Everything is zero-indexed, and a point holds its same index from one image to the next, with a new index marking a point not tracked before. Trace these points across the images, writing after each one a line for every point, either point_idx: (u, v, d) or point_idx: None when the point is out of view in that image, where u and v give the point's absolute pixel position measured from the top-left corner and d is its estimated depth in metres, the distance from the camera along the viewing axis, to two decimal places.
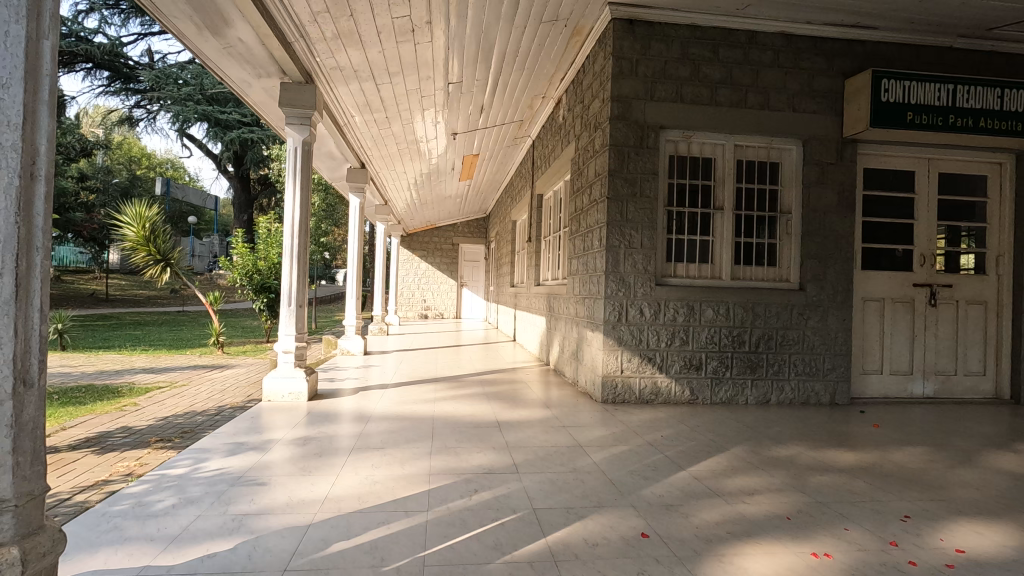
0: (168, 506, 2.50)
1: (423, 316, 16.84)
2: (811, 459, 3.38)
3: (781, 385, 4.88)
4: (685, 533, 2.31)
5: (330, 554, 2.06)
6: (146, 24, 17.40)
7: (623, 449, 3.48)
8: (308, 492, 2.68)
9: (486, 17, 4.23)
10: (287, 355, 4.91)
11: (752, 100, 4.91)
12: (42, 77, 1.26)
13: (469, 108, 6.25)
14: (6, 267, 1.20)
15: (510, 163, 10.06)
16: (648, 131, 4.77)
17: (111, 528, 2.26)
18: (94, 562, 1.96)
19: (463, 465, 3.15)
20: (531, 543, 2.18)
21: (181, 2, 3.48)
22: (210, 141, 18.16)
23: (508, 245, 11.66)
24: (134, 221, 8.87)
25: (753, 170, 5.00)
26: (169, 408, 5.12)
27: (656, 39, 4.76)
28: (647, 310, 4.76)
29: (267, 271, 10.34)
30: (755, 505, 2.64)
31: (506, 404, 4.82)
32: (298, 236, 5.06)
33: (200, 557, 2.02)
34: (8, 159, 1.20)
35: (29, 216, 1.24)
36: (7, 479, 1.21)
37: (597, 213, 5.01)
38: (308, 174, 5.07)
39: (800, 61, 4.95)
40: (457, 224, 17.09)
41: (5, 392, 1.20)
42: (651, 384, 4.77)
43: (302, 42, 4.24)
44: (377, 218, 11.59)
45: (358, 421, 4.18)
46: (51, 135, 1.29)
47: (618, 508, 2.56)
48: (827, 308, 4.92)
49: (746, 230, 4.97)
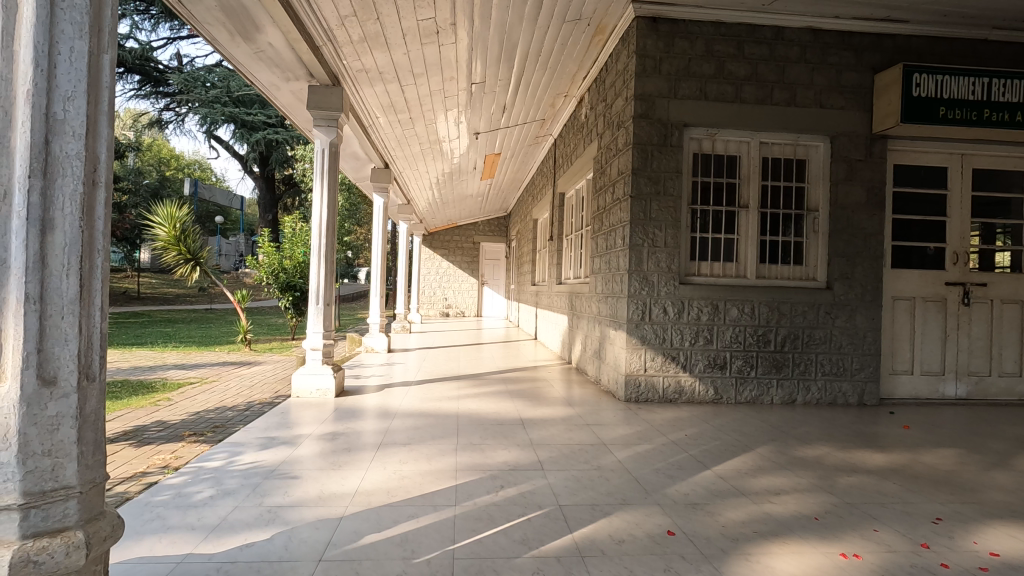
0: (206, 497, 2.59)
1: (444, 314, 17.00)
2: (840, 460, 3.35)
3: (808, 385, 4.83)
4: (711, 531, 2.33)
5: (362, 546, 2.12)
6: (175, 28, 17.80)
7: (646, 448, 3.49)
8: (339, 486, 2.76)
9: (509, 18, 4.26)
10: (315, 352, 5.02)
11: (778, 97, 4.85)
12: (101, 90, 1.35)
13: (492, 108, 6.32)
14: (72, 269, 1.27)
15: (531, 162, 10.14)
16: (672, 129, 4.75)
17: (154, 517, 2.35)
18: (140, 550, 2.05)
19: (489, 461, 3.20)
20: (558, 539, 2.21)
21: (215, 8, 3.59)
22: (237, 142, 18.52)
23: (530, 245, 11.69)
24: (165, 221, 9.11)
25: (779, 168, 4.95)
26: (201, 404, 5.27)
27: (680, 37, 4.74)
28: (671, 309, 4.75)
29: (292, 270, 10.50)
30: (781, 505, 2.63)
31: (529, 402, 4.84)
32: (325, 236, 5.17)
33: (239, 546, 2.10)
34: (73, 167, 1.27)
35: (90, 221, 1.33)
36: (72, 467, 1.28)
37: (620, 212, 5.01)
38: (335, 174, 5.17)
39: (828, 57, 4.87)
40: (477, 223, 17.17)
41: (70, 385, 1.28)
42: (674, 383, 4.76)
43: (329, 45, 4.31)
44: (399, 217, 11.72)
45: (383, 418, 4.26)
46: (109, 145, 1.37)
47: (644, 505, 2.58)
48: (855, 307, 4.84)
49: (772, 228, 4.92)
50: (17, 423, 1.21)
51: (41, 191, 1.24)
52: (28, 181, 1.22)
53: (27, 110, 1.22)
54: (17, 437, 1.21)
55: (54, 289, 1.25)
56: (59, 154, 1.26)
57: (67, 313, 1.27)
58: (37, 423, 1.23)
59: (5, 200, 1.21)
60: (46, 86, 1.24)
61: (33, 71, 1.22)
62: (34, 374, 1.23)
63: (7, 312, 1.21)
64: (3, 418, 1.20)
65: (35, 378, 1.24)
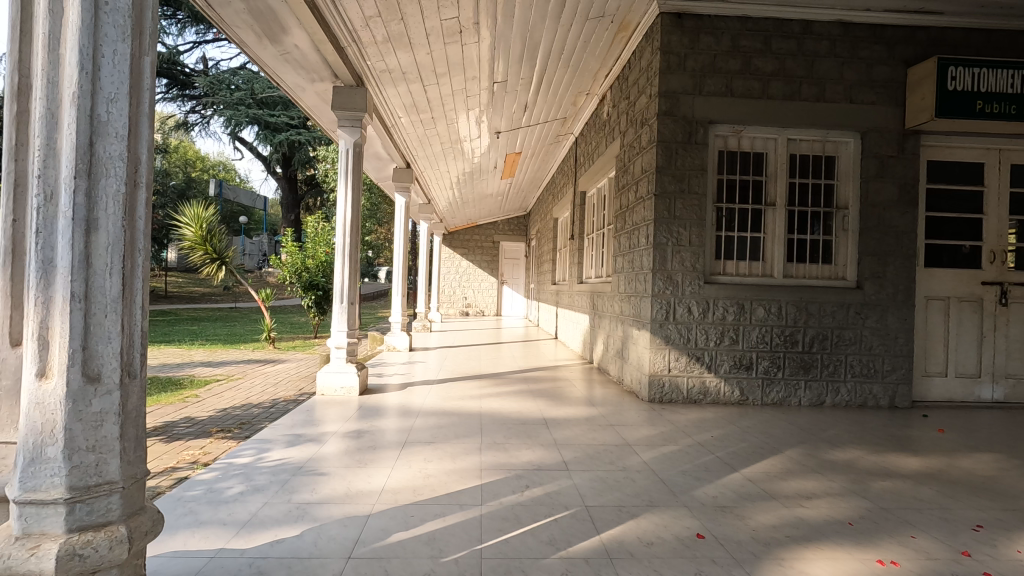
0: (237, 492, 2.63)
1: (464, 314, 17.05)
2: (872, 463, 3.27)
3: (837, 387, 4.72)
4: (742, 534, 2.28)
5: (391, 544, 2.13)
6: (201, 32, 18.14)
7: (672, 449, 3.45)
8: (365, 484, 2.77)
9: (532, 16, 4.25)
10: (339, 351, 5.07)
11: (806, 92, 4.75)
12: (142, 92, 1.37)
13: (513, 108, 6.33)
14: (114, 269, 1.29)
15: (552, 161, 10.11)
16: (697, 127, 4.69)
17: (186, 512, 2.40)
18: (174, 544, 2.09)
19: (513, 461, 3.19)
20: (585, 540, 2.20)
21: (243, 12, 3.65)
22: (261, 145, 18.84)
23: (550, 244, 11.66)
24: (192, 221, 9.31)
25: (807, 165, 4.85)
26: (227, 401, 5.36)
27: (705, 32, 4.67)
28: (696, 309, 4.68)
29: (315, 270, 10.61)
30: (813, 509, 2.57)
31: (551, 402, 4.82)
32: (349, 236, 5.22)
33: (270, 542, 2.12)
34: (116, 168, 1.29)
35: (132, 220, 1.35)
36: (115, 463, 1.31)
37: (643, 210, 4.96)
38: (358, 174, 5.21)
39: (858, 51, 4.76)
40: (497, 222, 17.17)
41: (113, 382, 1.30)
42: (699, 384, 4.70)
43: (354, 46, 4.34)
44: (420, 216, 11.76)
45: (406, 416, 4.28)
46: (150, 146, 1.39)
47: (672, 507, 2.55)
48: (886, 307, 4.72)
49: (799, 227, 4.82)
50: (63, 419, 1.24)
51: (86, 191, 1.26)
52: (74, 182, 1.24)
53: (72, 113, 1.25)
54: (63, 432, 1.24)
55: (98, 287, 1.28)
56: (102, 156, 1.28)
57: (110, 311, 1.29)
58: (82, 419, 1.26)
59: (52, 201, 1.25)
60: (91, 88, 1.26)
61: (78, 73, 1.25)
62: (79, 372, 1.26)
63: (55, 311, 1.25)
64: (51, 414, 1.24)
65: (81, 376, 1.26)
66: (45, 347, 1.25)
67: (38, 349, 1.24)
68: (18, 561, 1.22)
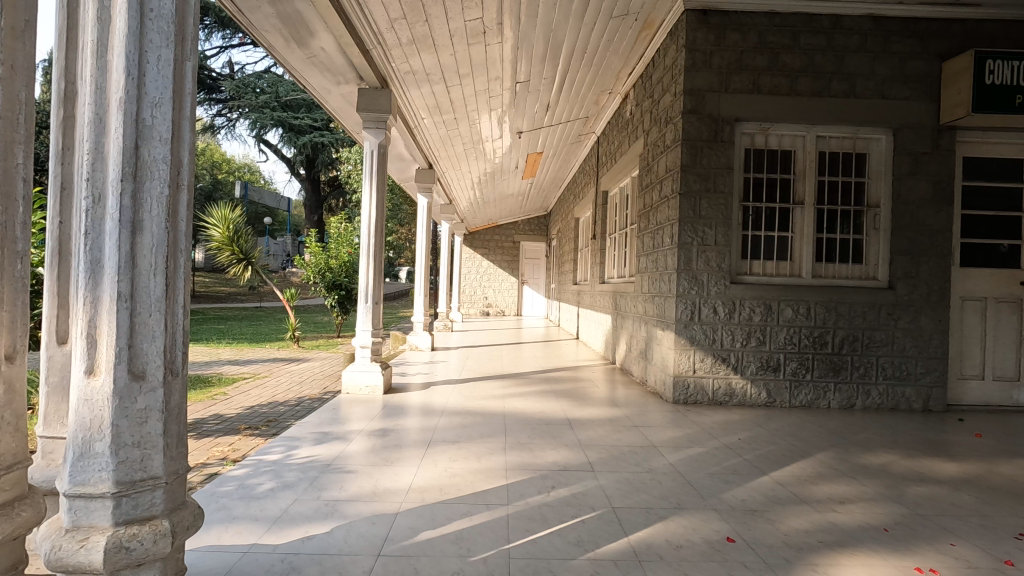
0: (268, 489, 2.68)
1: (485, 314, 17.10)
2: (907, 468, 3.19)
3: (867, 389, 4.62)
4: (772, 539, 2.24)
5: (419, 542, 2.15)
6: (227, 37, 18.48)
7: (698, 451, 3.41)
8: (391, 483, 2.79)
9: (556, 16, 4.24)
10: (364, 350, 5.13)
11: (835, 88, 4.66)
12: (185, 96, 1.40)
13: (535, 108, 6.33)
14: (157, 269, 1.32)
15: (573, 161, 10.09)
16: (722, 125, 4.62)
17: (219, 507, 2.45)
18: (209, 538, 2.13)
19: (539, 461, 3.19)
20: (613, 542, 2.18)
21: (272, 16, 3.71)
22: (286, 146, 19.13)
23: (571, 244, 11.61)
24: (219, 222, 9.50)
25: (837, 162, 4.75)
26: (254, 398, 5.46)
27: (732, 29, 4.61)
28: (722, 310, 4.62)
29: (338, 270, 10.72)
30: (846, 514, 2.52)
31: (574, 402, 4.80)
32: (374, 236, 5.27)
33: (301, 539, 2.15)
34: (160, 171, 1.32)
35: (174, 221, 1.38)
36: (159, 458, 1.34)
37: (668, 209, 4.91)
38: (383, 176, 5.26)
39: (890, 45, 4.64)
40: (518, 222, 17.15)
41: (156, 380, 1.33)
42: (725, 385, 4.63)
43: (379, 48, 4.38)
44: (442, 216, 11.81)
45: (431, 415, 4.31)
46: (191, 149, 1.43)
47: (700, 510, 2.52)
48: (919, 308, 4.60)
49: (829, 226, 4.72)
50: (110, 415, 1.28)
51: (131, 193, 1.30)
52: (121, 185, 1.28)
53: (119, 117, 1.28)
54: (110, 428, 1.28)
55: (143, 287, 1.31)
56: (147, 159, 1.31)
57: (154, 311, 1.32)
58: (128, 415, 1.30)
59: (100, 203, 1.28)
60: (136, 93, 1.30)
61: (125, 79, 1.28)
62: (125, 369, 1.29)
63: (102, 309, 1.28)
64: (99, 410, 1.28)
65: (126, 373, 1.30)
66: (92, 345, 1.29)
67: (87, 346, 1.28)
68: (69, 552, 1.26)
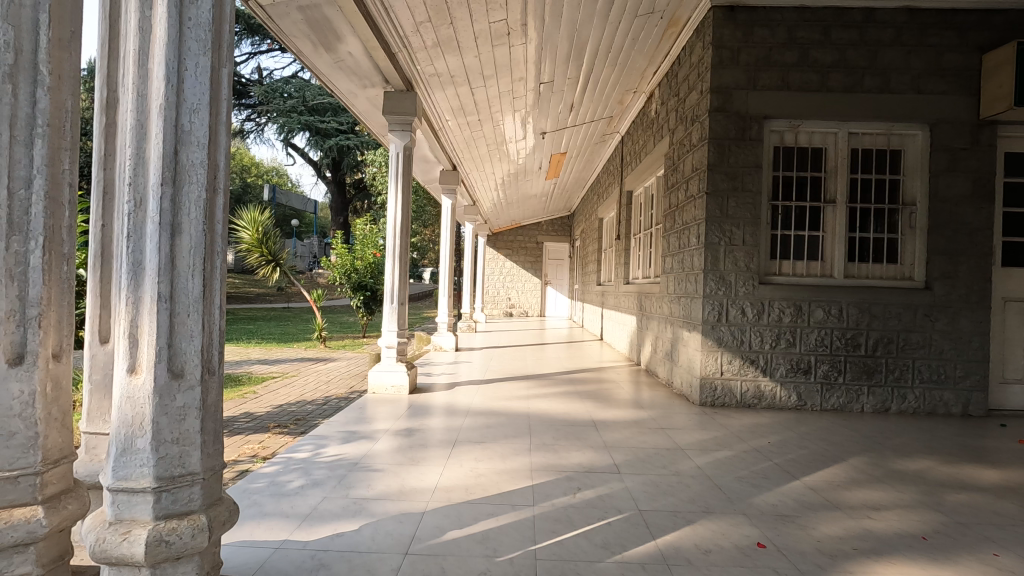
0: (298, 486, 2.73)
1: (508, 314, 17.14)
2: (945, 475, 3.08)
3: (902, 393, 4.48)
4: (805, 545, 2.20)
5: (446, 542, 2.16)
6: (256, 44, 18.90)
7: (726, 454, 3.36)
8: (418, 482, 2.81)
9: (580, 16, 4.23)
10: (390, 351, 5.18)
11: (868, 84, 4.54)
12: (221, 102, 1.44)
13: (559, 108, 6.31)
14: (195, 270, 1.36)
15: (597, 161, 10.05)
16: (751, 122, 4.54)
17: (251, 503, 2.51)
18: (242, 533, 2.18)
19: (564, 462, 3.18)
20: (640, 545, 2.16)
21: (301, 22, 3.78)
22: (312, 150, 19.47)
23: (595, 244, 11.55)
24: (249, 225, 9.72)
25: (870, 160, 4.62)
26: (283, 397, 5.57)
27: (759, 25, 4.53)
28: (751, 310, 4.54)
29: (363, 271, 10.86)
30: (882, 521, 2.45)
31: (599, 404, 4.78)
32: (399, 237, 5.32)
33: (330, 536, 2.19)
34: (198, 175, 1.36)
35: (211, 224, 1.41)
36: (196, 455, 1.38)
37: (694, 209, 4.84)
38: (408, 178, 5.32)
39: (926, 38, 4.50)
40: (541, 223, 17.13)
41: (194, 378, 1.37)
42: (753, 387, 4.55)
43: (404, 51, 4.41)
44: (465, 218, 11.88)
45: (456, 415, 4.33)
46: (227, 153, 1.46)
47: (728, 514, 2.48)
48: (958, 309, 4.45)
49: (862, 225, 4.60)
50: (150, 412, 1.32)
51: (171, 198, 1.34)
52: (161, 189, 1.32)
53: (159, 123, 1.32)
54: (151, 424, 1.32)
55: (182, 288, 1.35)
56: (185, 164, 1.35)
57: (192, 311, 1.36)
58: (167, 413, 1.34)
59: (141, 207, 1.33)
60: (176, 100, 1.34)
61: (165, 86, 1.32)
62: (165, 368, 1.33)
63: (143, 310, 1.32)
64: (141, 408, 1.32)
65: (166, 372, 1.34)
66: (134, 345, 1.33)
67: (129, 345, 1.32)
68: (113, 544, 1.30)
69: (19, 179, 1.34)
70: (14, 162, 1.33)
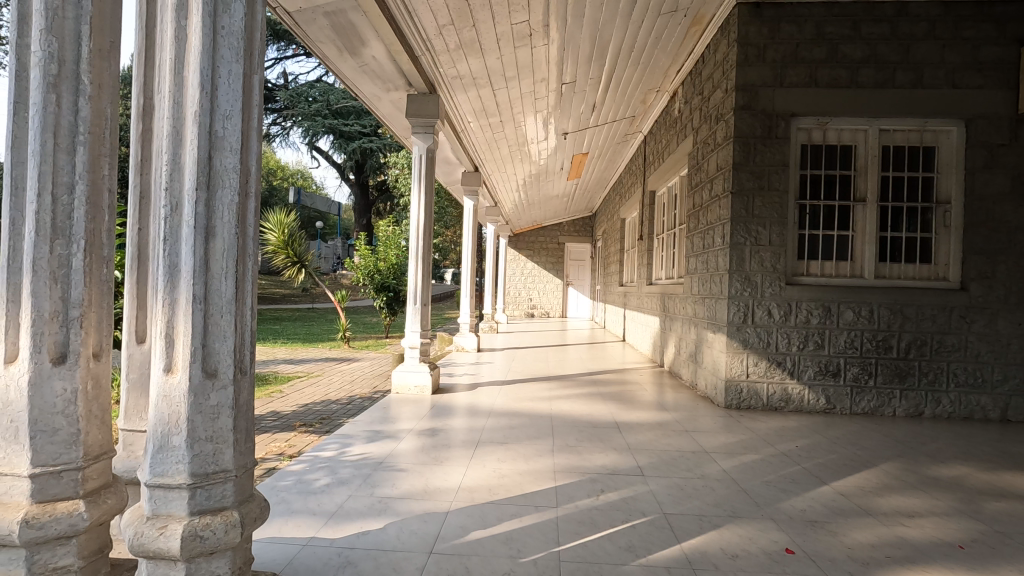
0: (324, 484, 2.77)
1: (530, 315, 17.13)
2: (983, 482, 2.98)
3: (937, 397, 4.35)
4: (835, 552, 2.15)
5: (470, 542, 2.17)
6: (282, 49, 19.26)
7: (753, 458, 3.30)
8: (442, 482, 2.83)
9: (603, 15, 4.20)
10: (413, 351, 5.23)
11: (900, 79, 4.42)
12: (253, 108, 1.47)
13: (581, 108, 6.29)
14: (228, 272, 1.39)
15: (619, 161, 9.98)
16: (777, 120, 4.46)
17: (280, 500, 2.56)
18: (271, 530, 2.22)
19: (587, 464, 3.17)
20: (665, 548, 2.14)
21: (327, 28, 3.84)
22: (336, 153, 19.74)
23: (617, 245, 11.48)
24: (275, 227, 9.91)
25: (902, 157, 4.50)
26: (308, 396, 5.66)
27: (787, 21, 4.45)
28: (777, 312, 4.46)
29: (386, 272, 10.96)
30: (916, 529, 2.38)
31: (622, 405, 4.74)
32: (422, 238, 5.36)
33: (356, 534, 2.22)
34: (230, 180, 1.40)
35: (243, 227, 1.44)
36: (229, 452, 1.41)
37: (719, 209, 4.77)
38: (431, 179, 5.36)
39: (961, 31, 4.37)
40: (563, 224, 17.10)
41: (227, 377, 1.40)
42: (780, 390, 4.47)
43: (427, 54, 4.45)
44: (487, 219, 11.91)
45: (479, 416, 4.35)
46: (258, 158, 1.49)
47: (756, 519, 2.44)
48: (996, 311, 4.30)
49: (894, 224, 4.48)
50: (186, 411, 1.36)
51: (205, 202, 1.37)
52: (196, 194, 1.36)
53: (194, 130, 1.36)
54: (186, 422, 1.36)
55: (216, 290, 1.38)
56: (219, 169, 1.39)
57: (225, 312, 1.39)
58: (202, 411, 1.37)
59: (177, 211, 1.37)
60: (210, 106, 1.37)
61: (200, 94, 1.36)
62: (199, 368, 1.37)
63: (179, 311, 1.36)
64: (176, 407, 1.36)
65: (201, 371, 1.37)
66: (170, 345, 1.37)
67: (165, 345, 1.36)
68: (150, 539, 1.34)
69: (62, 185, 1.39)
70: (58, 169, 1.38)
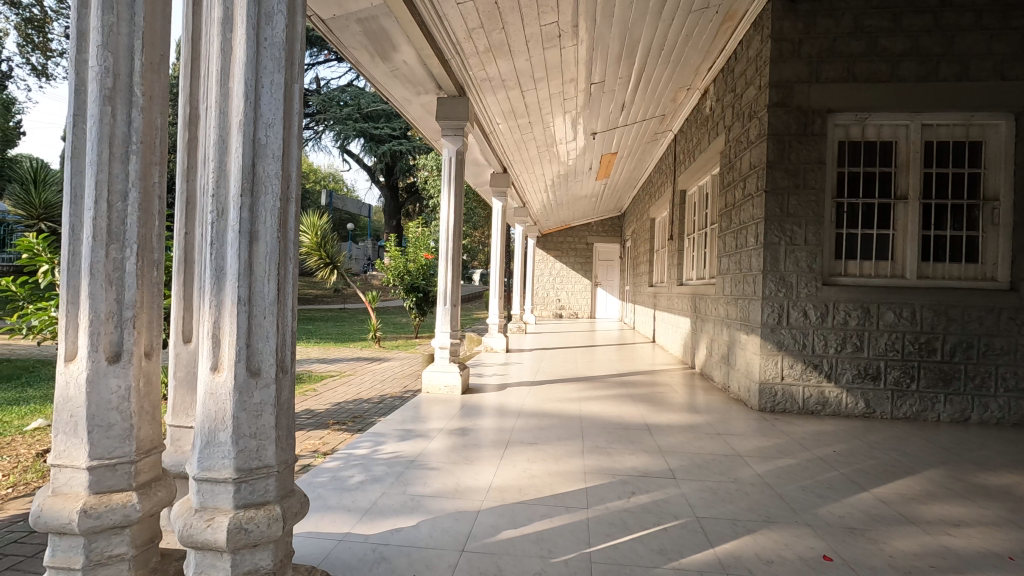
0: (359, 481, 2.83)
1: (558, 315, 17.09)
2: None
3: (984, 402, 4.18)
4: (876, 560, 2.09)
5: (501, 541, 2.19)
6: (314, 55, 19.67)
7: (788, 462, 3.23)
8: (473, 481, 2.86)
9: (632, 13, 4.17)
10: (443, 351, 5.28)
11: (944, 72, 4.26)
12: (293, 116, 1.52)
13: (610, 108, 6.25)
14: (270, 275, 1.44)
15: (648, 160, 9.89)
16: (813, 117, 4.36)
17: (316, 496, 2.63)
18: (308, 525, 2.29)
19: (618, 466, 3.15)
20: (698, 552, 2.12)
21: (359, 34, 3.91)
22: (367, 155, 20.05)
23: (646, 244, 11.36)
24: (309, 229, 10.12)
25: (945, 152, 4.34)
26: (341, 395, 5.77)
27: (823, 14, 4.34)
28: (814, 313, 4.35)
29: (416, 273, 11.08)
30: (963, 539, 2.29)
31: (652, 407, 4.70)
32: (452, 240, 5.41)
33: (390, 530, 2.26)
34: (272, 186, 1.45)
35: (284, 231, 1.49)
36: (271, 448, 1.46)
37: (752, 207, 4.68)
38: (460, 181, 5.40)
39: (1011, 21, 4.18)
40: (591, 224, 17.01)
41: (269, 376, 1.45)
42: (817, 393, 4.36)
43: (457, 58, 4.49)
44: (515, 220, 11.94)
45: (509, 416, 4.37)
46: (298, 163, 1.54)
47: (792, 525, 2.39)
48: None
49: (937, 222, 4.32)
50: (231, 408, 1.41)
51: (249, 208, 1.43)
52: (240, 200, 1.41)
53: (239, 139, 1.42)
54: (231, 419, 1.41)
55: (259, 292, 1.44)
56: (262, 175, 1.44)
57: (268, 313, 1.45)
58: (246, 408, 1.43)
59: (223, 216, 1.42)
60: (253, 116, 1.43)
61: (244, 104, 1.41)
62: (244, 367, 1.42)
63: (225, 312, 1.42)
64: (222, 404, 1.41)
65: (245, 370, 1.43)
66: (217, 346, 1.42)
67: (212, 346, 1.42)
68: (198, 530, 1.40)
69: (117, 193, 1.47)
70: (112, 178, 1.46)
